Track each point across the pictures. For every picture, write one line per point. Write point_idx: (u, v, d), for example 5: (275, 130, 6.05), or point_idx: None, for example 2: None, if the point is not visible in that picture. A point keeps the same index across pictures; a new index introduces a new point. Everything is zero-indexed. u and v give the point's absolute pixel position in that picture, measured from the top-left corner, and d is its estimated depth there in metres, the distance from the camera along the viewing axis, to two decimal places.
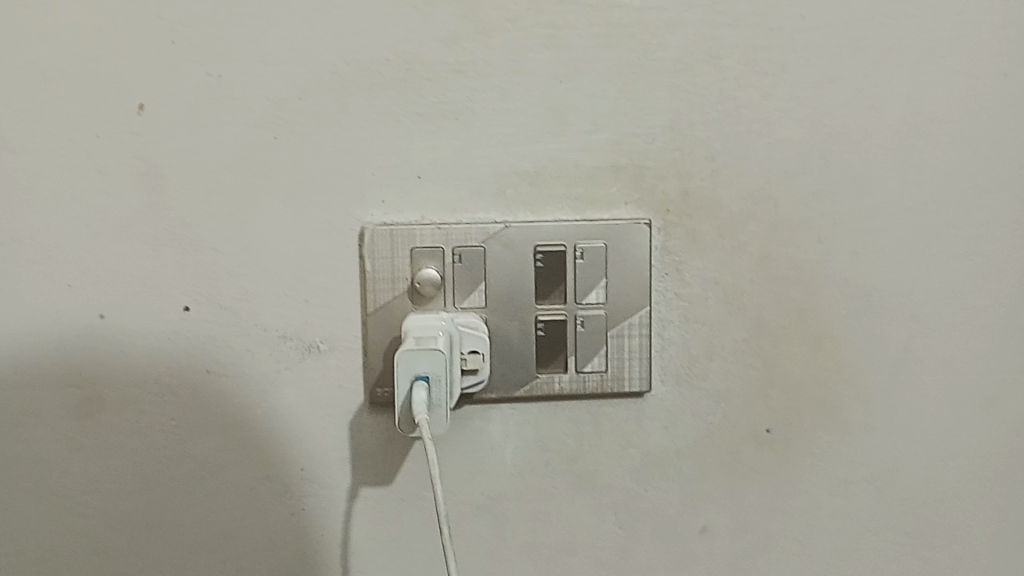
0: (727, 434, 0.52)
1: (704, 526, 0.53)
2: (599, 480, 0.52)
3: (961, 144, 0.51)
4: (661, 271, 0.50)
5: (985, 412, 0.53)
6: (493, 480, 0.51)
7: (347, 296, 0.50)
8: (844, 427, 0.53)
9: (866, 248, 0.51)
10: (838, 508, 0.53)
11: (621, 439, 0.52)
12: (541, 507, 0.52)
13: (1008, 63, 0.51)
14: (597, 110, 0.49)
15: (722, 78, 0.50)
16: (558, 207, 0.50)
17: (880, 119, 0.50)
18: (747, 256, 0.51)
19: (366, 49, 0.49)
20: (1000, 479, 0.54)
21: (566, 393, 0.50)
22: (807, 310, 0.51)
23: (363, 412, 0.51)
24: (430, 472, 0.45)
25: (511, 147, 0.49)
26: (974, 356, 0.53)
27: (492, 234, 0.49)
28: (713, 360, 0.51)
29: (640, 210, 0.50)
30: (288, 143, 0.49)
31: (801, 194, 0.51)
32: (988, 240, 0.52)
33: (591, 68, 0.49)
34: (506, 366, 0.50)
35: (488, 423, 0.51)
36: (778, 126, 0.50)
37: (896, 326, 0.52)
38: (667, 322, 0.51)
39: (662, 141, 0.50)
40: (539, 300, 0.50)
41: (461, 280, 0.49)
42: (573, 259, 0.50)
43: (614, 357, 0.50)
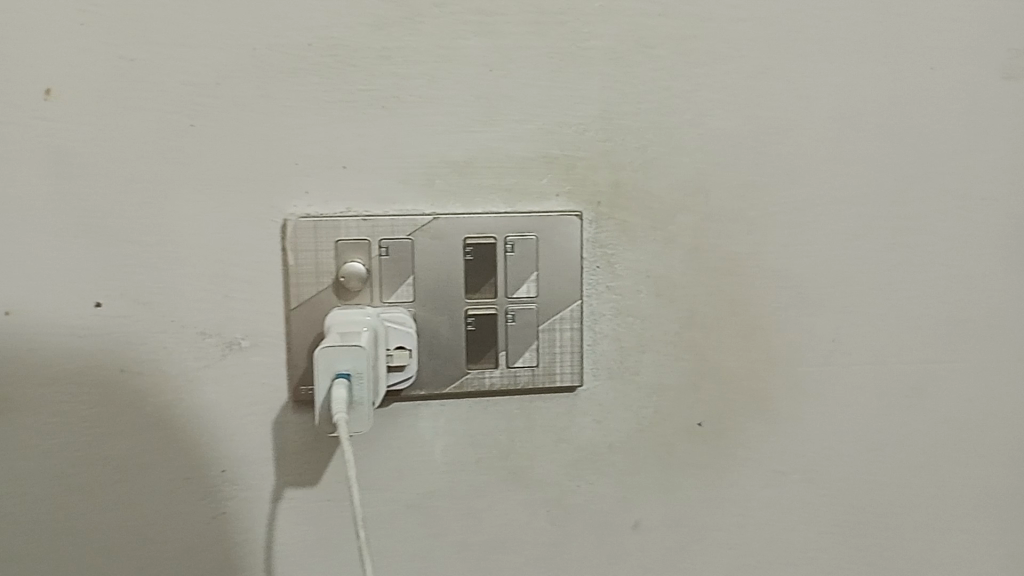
0: (660, 427, 0.52)
1: (637, 521, 0.52)
2: (531, 476, 0.51)
3: (889, 136, 0.51)
4: (592, 264, 0.50)
5: (912, 403, 0.54)
6: (423, 478, 0.50)
7: (270, 291, 0.48)
8: (775, 418, 0.53)
9: (797, 240, 0.51)
10: (769, 499, 0.53)
11: (553, 434, 0.51)
12: (471, 504, 0.51)
13: (935, 56, 0.51)
14: (528, 100, 0.48)
15: (655, 68, 0.49)
16: (488, 199, 0.49)
17: (812, 110, 0.50)
18: (679, 249, 0.50)
19: (288, 33, 0.47)
20: (927, 467, 0.55)
21: (497, 389, 0.50)
22: (738, 302, 0.51)
23: (288, 411, 0.49)
24: (350, 472, 0.44)
25: (440, 137, 0.48)
26: (902, 347, 0.53)
27: (421, 227, 0.48)
28: (645, 353, 0.51)
29: (572, 202, 0.49)
30: (207, 131, 0.47)
31: (732, 186, 0.50)
32: (917, 232, 0.52)
33: (522, 56, 0.48)
34: (435, 361, 0.49)
35: (417, 421, 0.49)
36: (711, 117, 0.50)
37: (827, 318, 0.52)
38: (599, 315, 0.50)
39: (594, 132, 0.49)
40: (469, 294, 0.48)
41: (389, 274, 0.48)
42: (504, 252, 0.48)
43: (545, 352, 0.49)
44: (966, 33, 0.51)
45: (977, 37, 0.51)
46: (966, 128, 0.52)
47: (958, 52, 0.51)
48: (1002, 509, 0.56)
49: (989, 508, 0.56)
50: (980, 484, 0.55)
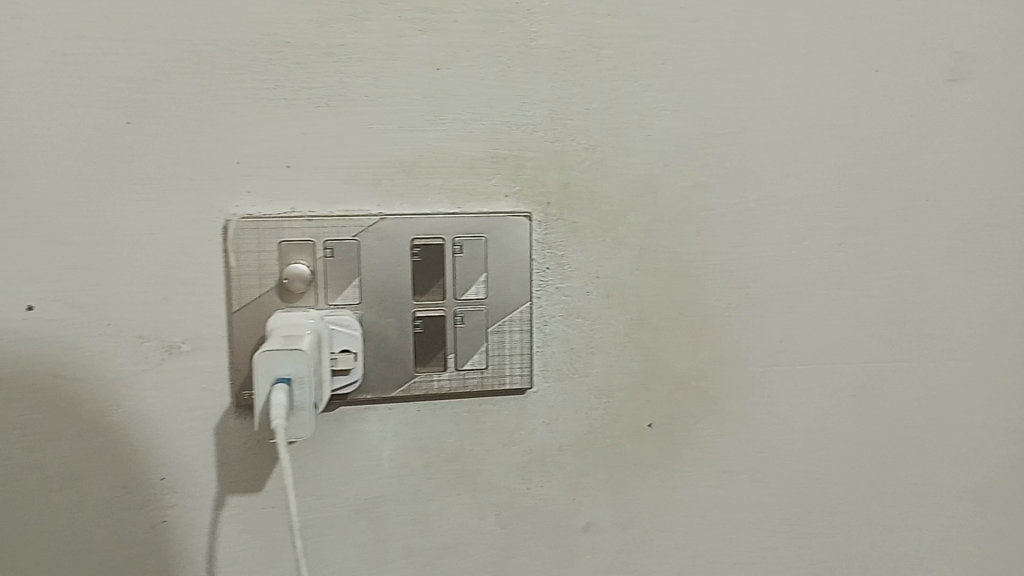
0: (610, 429, 0.52)
1: (587, 523, 0.52)
2: (481, 479, 0.50)
3: (834, 137, 0.52)
4: (542, 265, 0.49)
5: (859, 402, 0.54)
6: (370, 483, 0.49)
7: (211, 292, 0.47)
8: (724, 418, 0.53)
9: (745, 241, 0.51)
10: (719, 500, 0.54)
11: (502, 436, 0.50)
12: (419, 509, 0.50)
13: (879, 59, 0.52)
14: (475, 99, 0.48)
15: (604, 68, 0.49)
16: (435, 199, 0.48)
17: (759, 111, 0.51)
18: (628, 250, 0.50)
19: (228, 29, 0.45)
20: (874, 466, 0.55)
21: (445, 392, 0.49)
22: (688, 303, 0.51)
23: (230, 416, 0.48)
24: (287, 479, 0.42)
25: (386, 136, 0.47)
26: (849, 347, 0.53)
27: (367, 227, 0.47)
28: (595, 354, 0.51)
29: (520, 203, 0.49)
30: (145, 129, 0.45)
31: (681, 187, 0.50)
32: (863, 233, 0.53)
33: (470, 55, 0.47)
34: (381, 364, 0.48)
35: (364, 425, 0.49)
36: (660, 118, 0.50)
37: (775, 319, 0.52)
38: (548, 317, 0.50)
39: (543, 132, 0.49)
40: (417, 296, 0.48)
41: (334, 275, 0.47)
42: (452, 253, 0.48)
43: (495, 354, 0.49)
44: (910, 36, 0.52)
45: (921, 41, 0.52)
46: (910, 131, 0.52)
47: (902, 55, 0.52)
48: (947, 507, 0.57)
49: (934, 506, 0.57)
50: (925, 482, 0.56)
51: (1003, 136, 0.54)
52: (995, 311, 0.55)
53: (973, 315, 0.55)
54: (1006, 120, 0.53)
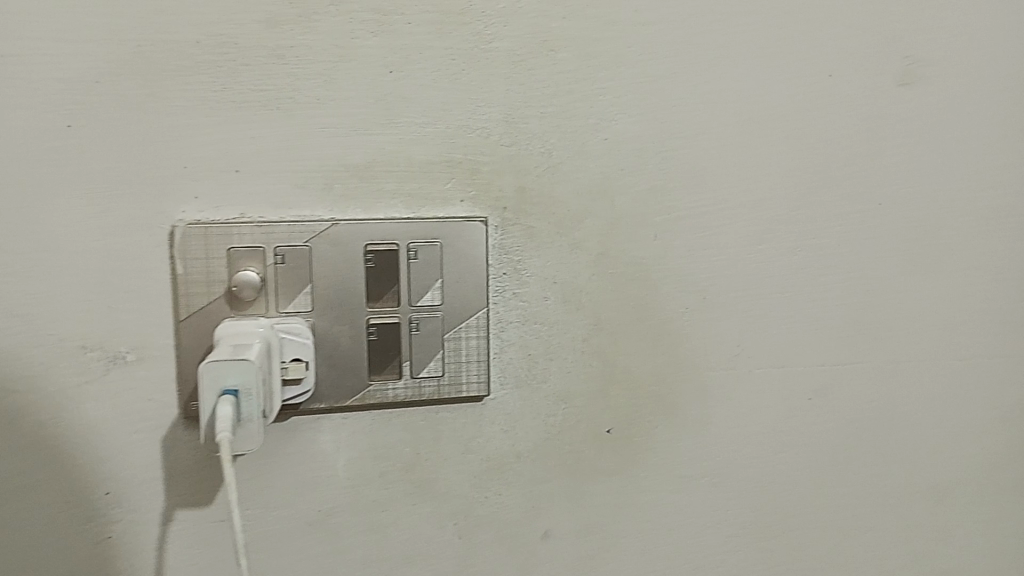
0: (569, 435, 0.51)
1: (546, 530, 0.52)
2: (438, 488, 0.50)
3: (789, 141, 0.52)
4: (498, 271, 0.49)
5: (815, 405, 0.54)
6: (324, 494, 0.48)
7: (157, 301, 0.46)
8: (682, 423, 0.53)
9: (701, 245, 0.51)
10: (678, 505, 0.53)
11: (459, 444, 0.50)
12: (375, 519, 0.49)
13: (833, 63, 0.52)
14: (429, 102, 0.47)
15: (559, 71, 0.48)
16: (389, 204, 0.47)
17: (715, 115, 0.51)
18: (585, 255, 0.50)
19: (174, 29, 0.44)
20: (830, 468, 0.56)
21: (401, 400, 0.48)
22: (645, 308, 0.51)
23: (178, 428, 0.47)
24: (230, 494, 0.41)
25: (338, 140, 0.46)
26: (805, 350, 0.54)
27: (319, 233, 0.46)
28: (553, 360, 0.50)
29: (476, 208, 0.48)
30: (88, 132, 0.44)
31: (638, 191, 0.50)
32: (819, 236, 0.53)
33: (423, 57, 0.47)
34: (335, 373, 0.47)
35: (318, 434, 0.48)
36: (615, 122, 0.49)
37: (732, 323, 0.52)
38: (505, 323, 0.49)
39: (498, 136, 0.48)
40: (370, 303, 0.47)
41: (285, 283, 0.46)
42: (406, 258, 0.47)
43: (451, 362, 0.48)
44: (863, 40, 0.52)
45: (874, 45, 0.52)
46: (864, 135, 0.53)
47: (855, 59, 0.52)
48: (903, 507, 0.57)
49: (890, 507, 0.57)
50: (882, 484, 0.57)
51: (954, 140, 0.54)
52: (947, 312, 0.56)
53: (926, 316, 0.55)
54: (957, 124, 0.54)
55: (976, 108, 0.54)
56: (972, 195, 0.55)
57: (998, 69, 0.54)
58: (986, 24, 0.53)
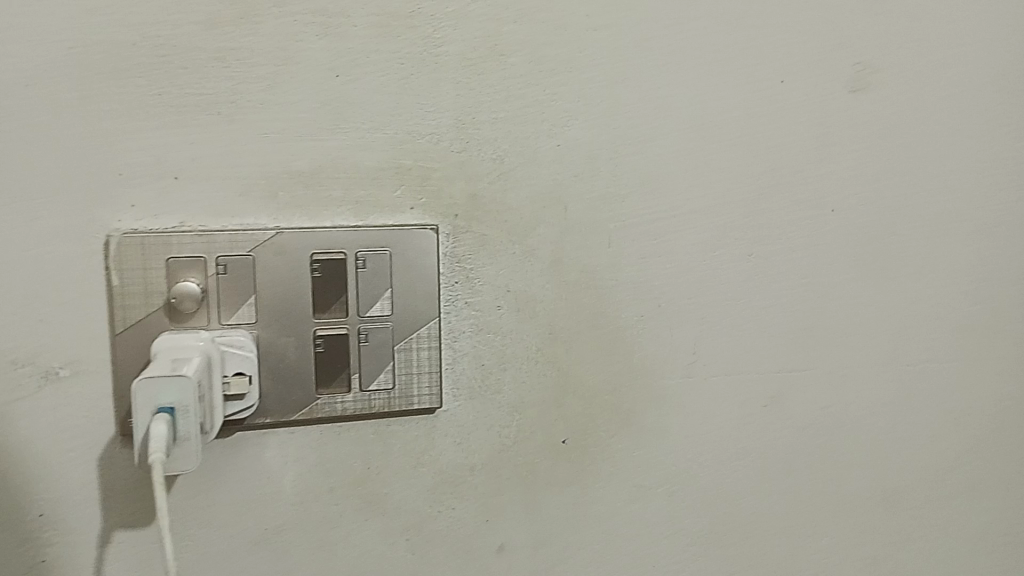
0: (523, 446, 0.50)
1: (500, 544, 0.51)
2: (389, 503, 0.48)
3: (742, 147, 0.52)
4: (450, 280, 0.48)
5: (770, 412, 0.54)
6: (270, 511, 0.47)
7: (92, 313, 0.44)
8: (638, 432, 0.52)
9: (655, 253, 0.51)
10: (634, 514, 0.53)
11: (411, 457, 0.48)
12: (324, 536, 0.48)
13: (785, 69, 0.52)
14: (377, 107, 0.46)
15: (510, 76, 0.47)
16: (336, 212, 0.46)
17: (668, 120, 0.50)
18: (539, 263, 0.49)
19: (108, 30, 0.42)
20: (786, 474, 0.55)
21: (350, 414, 0.47)
22: (600, 316, 0.50)
23: (115, 445, 0.45)
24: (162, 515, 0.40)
25: (282, 145, 0.45)
26: (760, 357, 0.53)
27: (263, 242, 0.44)
28: (507, 370, 0.49)
29: (426, 215, 0.47)
30: (17, 137, 0.42)
31: (590, 198, 0.49)
32: (772, 242, 0.53)
33: (370, 60, 0.45)
34: (280, 387, 0.45)
35: (263, 450, 0.46)
36: (568, 127, 0.49)
37: (687, 330, 0.52)
38: (457, 333, 0.48)
39: (448, 141, 0.47)
40: (317, 313, 0.45)
41: (228, 294, 0.44)
42: (354, 268, 0.46)
43: (401, 374, 0.47)
44: (815, 45, 0.52)
45: (825, 50, 0.52)
46: (816, 140, 0.53)
47: (808, 65, 0.52)
48: (857, 511, 0.57)
49: (845, 512, 0.57)
50: (837, 489, 0.57)
51: (904, 145, 0.54)
52: (900, 317, 0.56)
53: (878, 322, 0.56)
54: (907, 129, 0.54)
55: (925, 114, 0.54)
56: (923, 200, 0.55)
57: (947, 75, 0.55)
58: (934, 31, 0.54)
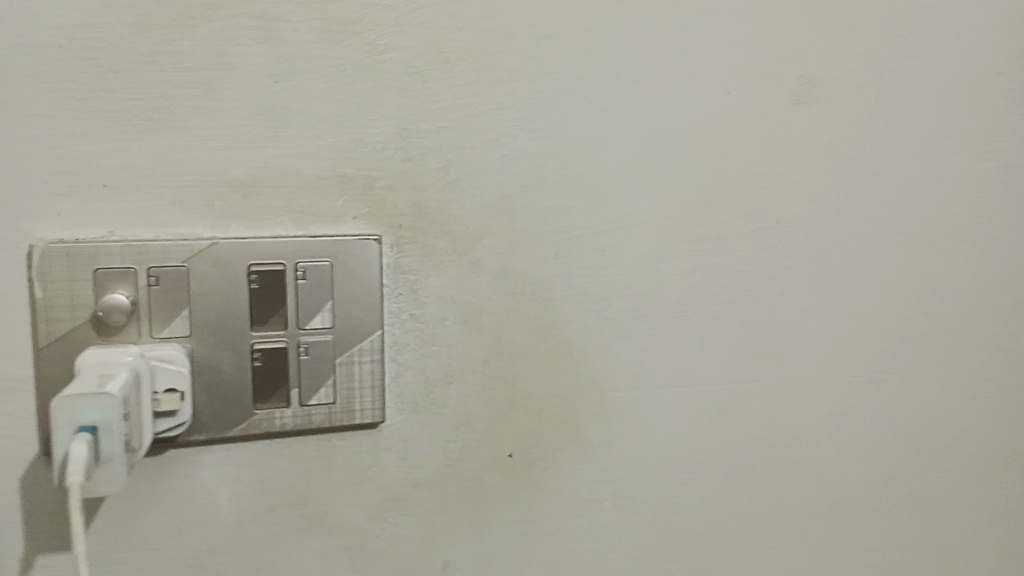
0: (469, 461, 0.49)
1: (446, 561, 0.49)
2: (330, 521, 0.47)
3: (689, 159, 0.52)
4: (394, 291, 0.47)
5: (719, 424, 0.54)
6: (206, 531, 0.45)
7: (14, 327, 0.42)
8: (586, 445, 0.51)
9: (602, 264, 0.50)
10: (582, 528, 0.52)
11: (353, 474, 0.47)
12: (262, 557, 0.46)
13: (732, 81, 0.52)
14: (317, 114, 0.45)
15: (455, 84, 0.47)
16: (276, 222, 0.44)
17: (616, 131, 0.50)
18: (485, 274, 0.48)
19: (33, 31, 0.40)
20: (734, 486, 0.55)
21: (289, 430, 0.45)
22: (547, 327, 0.50)
23: (39, 465, 0.43)
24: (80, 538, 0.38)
25: (219, 153, 0.43)
26: (708, 368, 0.53)
27: (198, 252, 0.43)
28: (453, 383, 0.48)
29: (369, 225, 0.46)
30: None
31: (537, 208, 0.49)
32: (719, 254, 0.53)
33: (310, 66, 0.44)
34: (215, 402, 0.44)
35: (198, 468, 0.44)
36: (514, 137, 0.48)
37: (635, 342, 0.52)
38: (402, 345, 0.47)
39: (392, 149, 0.46)
40: (254, 326, 0.44)
41: (160, 306, 0.42)
42: (294, 279, 0.44)
43: (343, 387, 0.46)
44: (761, 58, 0.52)
45: (771, 63, 0.52)
46: (763, 152, 0.53)
47: (753, 77, 0.52)
48: (805, 522, 0.58)
49: (793, 523, 0.57)
50: (784, 499, 0.57)
51: (849, 158, 0.55)
52: (845, 328, 0.56)
53: (824, 333, 0.56)
54: (852, 142, 0.55)
55: (869, 127, 0.55)
56: (868, 212, 0.56)
57: (890, 89, 0.55)
58: (877, 46, 0.54)
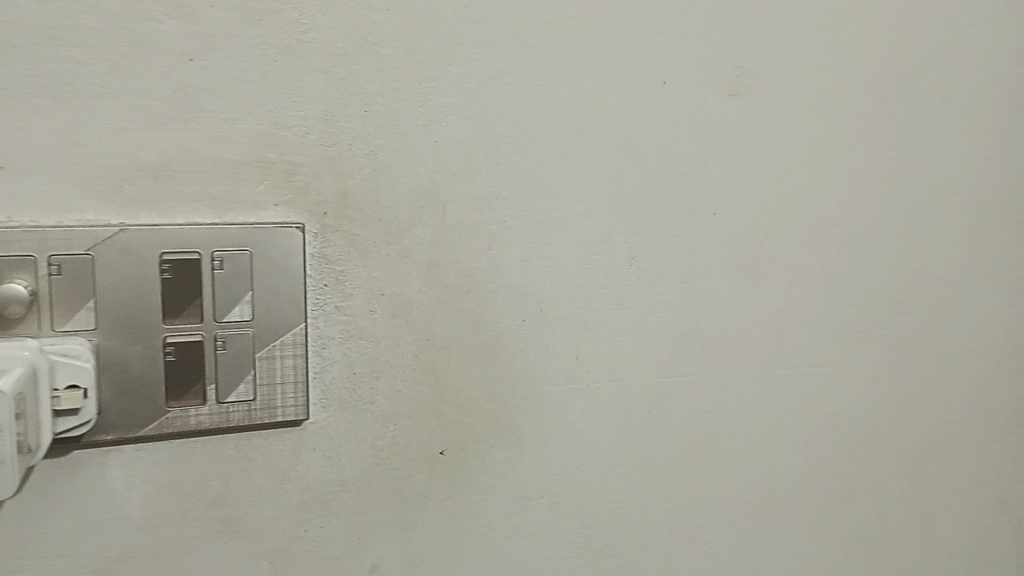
0: (399, 459, 0.48)
1: (373, 563, 0.48)
2: (250, 524, 0.45)
3: (624, 149, 0.51)
4: (318, 282, 0.45)
5: (653, 418, 0.54)
6: (115, 536, 0.42)
7: None
8: (519, 441, 0.50)
9: (536, 256, 0.49)
10: (515, 527, 0.51)
11: (275, 475, 0.45)
12: (176, 562, 0.44)
13: (667, 71, 0.51)
14: (236, 96, 0.42)
15: (383, 68, 0.45)
16: (191, 208, 0.42)
17: (550, 120, 0.49)
18: (414, 265, 0.47)
19: None
20: (669, 481, 0.55)
21: (205, 428, 0.43)
22: (479, 321, 0.48)
23: None
24: None
25: (129, 134, 0.41)
26: (642, 361, 0.53)
27: (105, 240, 0.40)
28: (381, 378, 0.47)
29: (292, 213, 0.44)
30: None
31: (468, 198, 0.47)
32: (653, 247, 0.52)
33: (227, 44, 0.42)
34: (125, 400, 0.41)
35: (106, 470, 0.42)
36: (445, 124, 0.46)
37: (569, 335, 0.51)
38: (327, 339, 0.45)
39: (316, 134, 0.44)
40: (167, 319, 0.41)
41: (62, 297, 0.40)
42: (210, 269, 0.42)
43: (264, 383, 0.43)
44: (696, 49, 0.51)
45: (706, 54, 0.52)
46: (698, 144, 0.52)
47: (689, 68, 0.52)
48: (739, 516, 0.57)
49: (727, 517, 0.57)
50: (719, 494, 0.56)
51: (784, 151, 0.55)
52: (779, 322, 0.56)
53: (758, 327, 0.56)
54: (786, 136, 0.55)
55: (803, 120, 0.55)
56: (801, 206, 0.56)
57: (823, 84, 0.55)
58: (810, 39, 0.55)
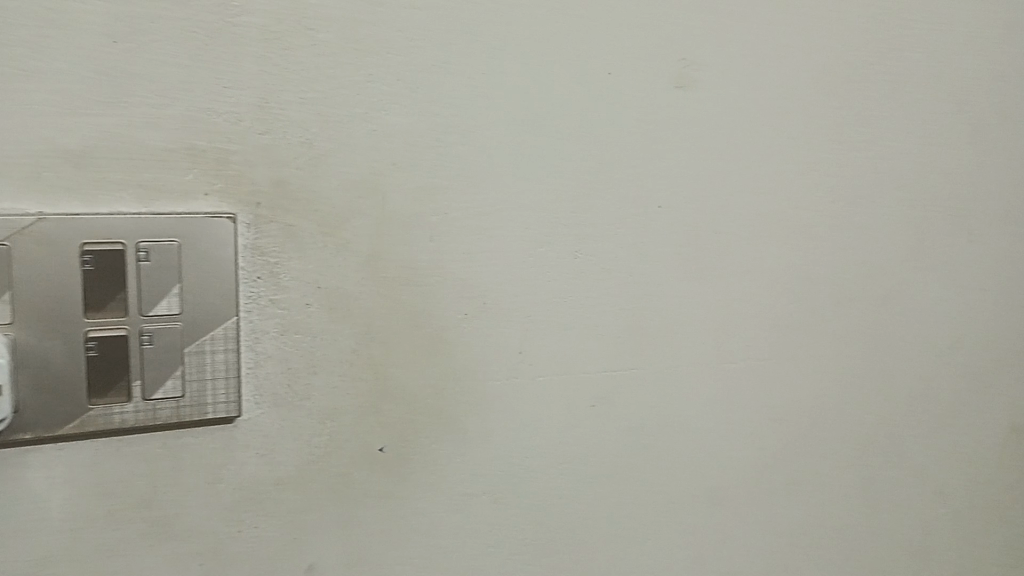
0: (336, 457, 0.46)
1: (310, 564, 0.46)
2: (180, 525, 0.43)
3: (570, 140, 0.50)
4: (251, 275, 0.43)
5: (599, 413, 0.53)
6: (34, 539, 0.40)
7: None
8: (461, 437, 0.49)
9: (479, 249, 0.48)
10: (457, 524, 0.50)
11: (206, 474, 0.43)
12: (101, 566, 0.42)
13: (613, 61, 0.50)
14: (164, 80, 0.41)
15: (320, 53, 0.43)
16: (115, 198, 0.40)
17: (493, 109, 0.48)
18: (352, 258, 0.45)
19: None
20: (615, 475, 0.54)
21: (130, 426, 0.41)
22: (420, 315, 0.47)
23: None
24: None
25: (49, 120, 0.39)
26: (587, 356, 0.52)
27: (21, 230, 0.38)
28: (317, 375, 0.45)
29: (223, 203, 0.42)
30: None
31: (409, 189, 0.46)
32: (598, 240, 0.52)
33: (154, 26, 0.40)
34: (44, 397, 0.39)
35: (24, 471, 0.40)
36: (384, 113, 0.45)
37: (513, 329, 0.50)
38: (260, 334, 0.44)
39: (249, 121, 0.42)
40: (89, 313, 0.40)
41: None
42: (135, 261, 0.40)
43: (193, 379, 0.42)
44: (642, 40, 0.51)
45: (654, 45, 0.51)
46: (644, 136, 0.52)
47: (636, 59, 0.51)
48: (685, 511, 0.57)
49: (673, 511, 0.57)
50: (665, 488, 0.56)
51: (731, 144, 0.55)
52: (725, 315, 0.56)
53: (704, 320, 0.55)
54: (734, 128, 0.55)
55: (750, 113, 0.55)
56: (747, 200, 0.56)
57: (770, 77, 0.55)
58: (758, 31, 0.54)
